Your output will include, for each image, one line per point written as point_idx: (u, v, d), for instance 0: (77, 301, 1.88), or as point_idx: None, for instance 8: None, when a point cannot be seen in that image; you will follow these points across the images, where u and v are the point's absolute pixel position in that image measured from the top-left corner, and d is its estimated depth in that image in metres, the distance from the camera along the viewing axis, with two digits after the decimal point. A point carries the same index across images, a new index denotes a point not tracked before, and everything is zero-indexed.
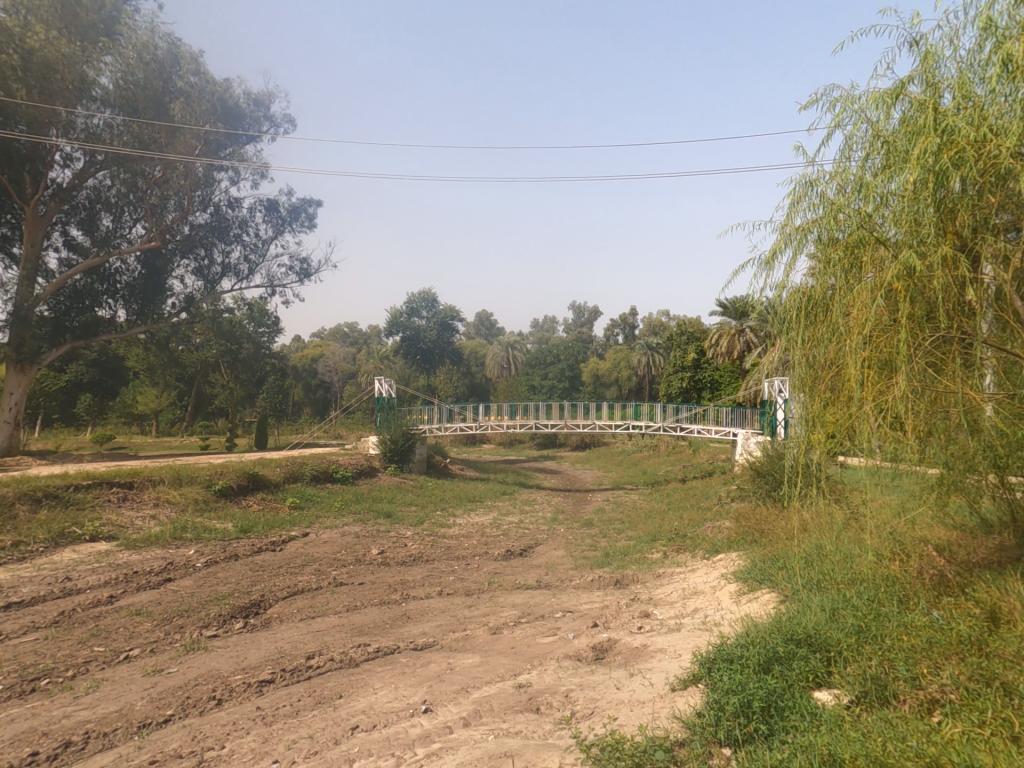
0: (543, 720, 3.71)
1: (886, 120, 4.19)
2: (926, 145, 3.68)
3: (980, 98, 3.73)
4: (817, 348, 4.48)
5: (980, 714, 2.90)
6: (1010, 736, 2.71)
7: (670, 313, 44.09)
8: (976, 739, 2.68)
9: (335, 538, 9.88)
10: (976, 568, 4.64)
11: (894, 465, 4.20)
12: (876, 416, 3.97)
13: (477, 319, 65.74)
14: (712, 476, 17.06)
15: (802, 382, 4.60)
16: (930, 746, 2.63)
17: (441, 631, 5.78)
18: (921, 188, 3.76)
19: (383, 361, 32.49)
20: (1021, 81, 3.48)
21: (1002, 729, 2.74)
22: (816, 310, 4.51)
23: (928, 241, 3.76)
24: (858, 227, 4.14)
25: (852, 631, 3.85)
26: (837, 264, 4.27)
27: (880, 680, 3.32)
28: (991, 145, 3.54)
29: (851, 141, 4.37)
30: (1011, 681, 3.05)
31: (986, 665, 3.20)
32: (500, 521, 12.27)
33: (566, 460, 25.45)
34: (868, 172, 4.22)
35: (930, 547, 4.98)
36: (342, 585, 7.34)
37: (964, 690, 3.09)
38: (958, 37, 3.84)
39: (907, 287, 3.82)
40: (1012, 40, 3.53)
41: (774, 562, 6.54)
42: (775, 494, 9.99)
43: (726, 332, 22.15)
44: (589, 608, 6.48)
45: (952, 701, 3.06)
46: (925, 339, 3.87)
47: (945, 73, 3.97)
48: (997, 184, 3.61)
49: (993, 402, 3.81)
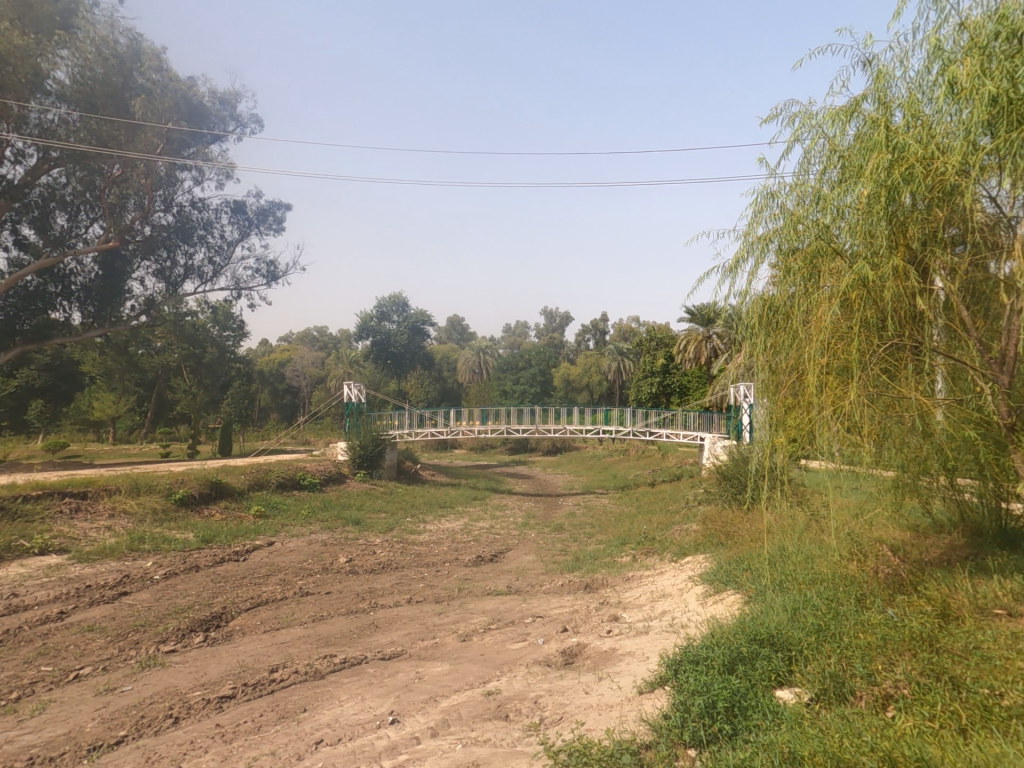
0: (511, 727, 3.71)
1: (842, 136, 4.36)
2: (879, 161, 3.85)
3: (928, 117, 3.92)
4: (778, 354, 4.63)
5: (930, 707, 3.02)
6: (958, 728, 2.83)
7: (640, 320, 44.83)
8: (926, 733, 2.80)
9: (301, 546, 9.66)
10: (928, 566, 4.83)
11: (852, 468, 4.35)
12: (835, 419, 4.12)
13: (449, 323, 65.67)
14: (680, 480, 17.36)
15: (764, 387, 4.74)
16: (883, 741, 2.72)
17: (409, 640, 5.72)
18: (874, 201, 3.92)
19: (354, 366, 32.09)
20: (965, 103, 3.67)
21: (950, 722, 2.87)
22: (777, 317, 4.65)
23: (881, 252, 3.93)
24: (816, 238, 4.30)
25: (812, 630, 3.97)
26: (797, 273, 4.41)
27: (838, 676, 3.43)
28: (938, 162, 3.73)
29: (809, 155, 4.54)
30: (958, 675, 3.19)
31: (935, 660, 3.35)
32: (471, 527, 12.21)
33: (537, 464, 25.54)
34: (825, 185, 4.38)
35: (884, 547, 5.17)
36: (308, 595, 7.19)
37: (916, 685, 3.21)
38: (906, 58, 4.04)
39: (861, 296, 3.99)
40: (957, 63, 3.73)
41: (739, 563, 6.67)
42: (740, 497, 10.23)
43: (694, 338, 22.64)
44: (559, 613, 6.51)
45: (904, 696, 3.17)
46: (880, 346, 4.04)
47: (896, 93, 4.16)
48: (944, 199, 3.80)
49: (943, 406, 4.03)
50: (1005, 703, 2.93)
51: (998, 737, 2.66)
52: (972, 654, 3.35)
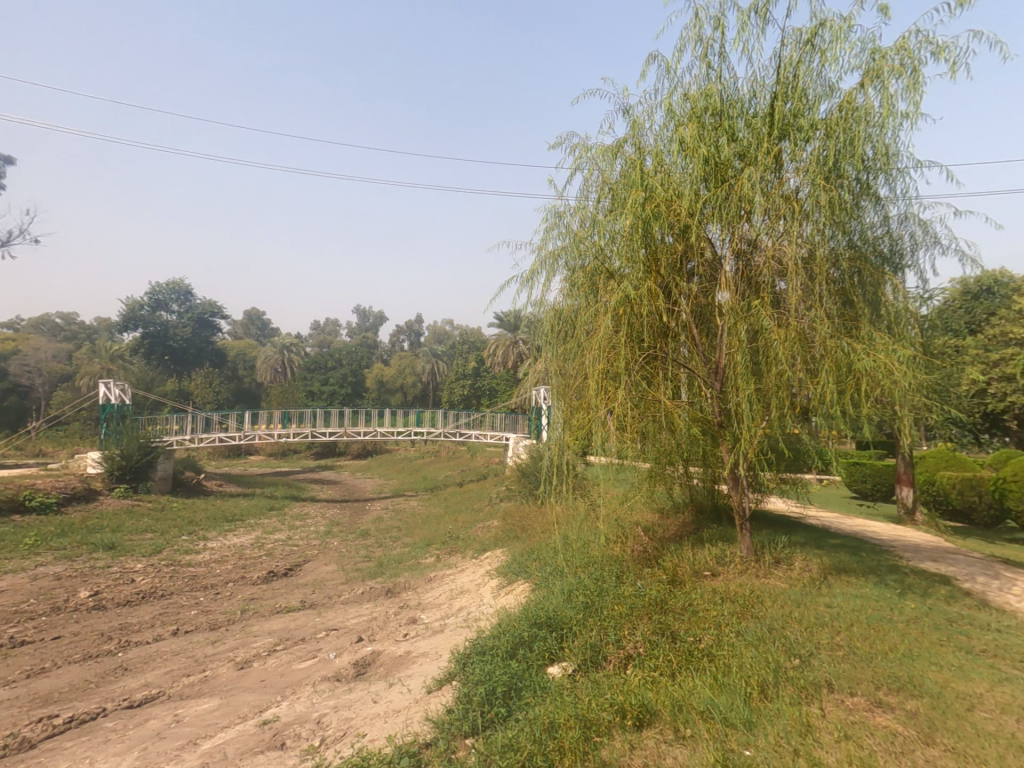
0: (286, 757, 3.42)
1: (610, 170, 4.98)
2: (638, 198, 4.50)
3: (669, 165, 4.68)
4: (567, 361, 5.09)
5: (656, 660, 3.60)
6: (673, 675, 3.44)
7: (453, 323, 45.82)
8: (653, 684, 3.32)
9: (23, 585, 7.74)
10: (669, 542, 5.82)
11: (622, 462, 4.97)
12: (609, 421, 4.66)
13: (245, 316, 59.20)
14: (487, 478, 18.11)
15: (558, 390, 5.17)
16: (620, 697, 3.19)
17: (170, 679, 4.95)
18: (634, 232, 4.57)
19: (117, 361, 26.96)
20: (694, 158, 4.51)
21: (665, 671, 3.47)
22: (566, 327, 5.12)
23: (639, 277, 4.61)
24: (594, 259, 4.84)
25: (581, 607, 4.41)
26: (580, 289, 4.93)
27: (597, 646, 3.87)
28: (677, 204, 4.50)
29: (587, 184, 5.09)
30: (677, 630, 3.87)
31: (664, 620, 4.01)
32: (262, 541, 11.11)
33: (345, 469, 24.41)
34: (599, 212, 4.96)
35: (642, 529, 6.04)
36: (28, 645, 5.78)
37: (648, 643, 3.80)
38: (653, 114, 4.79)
39: (627, 313, 4.61)
40: (686, 125, 4.57)
41: (530, 554, 7.17)
42: (537, 491, 11.02)
43: (502, 343, 23.84)
44: (355, 623, 6.26)
45: (640, 655, 3.71)
46: (641, 357, 4.70)
47: (648, 141, 4.90)
48: (683, 234, 4.61)
49: (687, 407, 4.84)
50: (707, 649, 3.67)
51: (694, 676, 3.37)
52: (688, 612, 4.14)
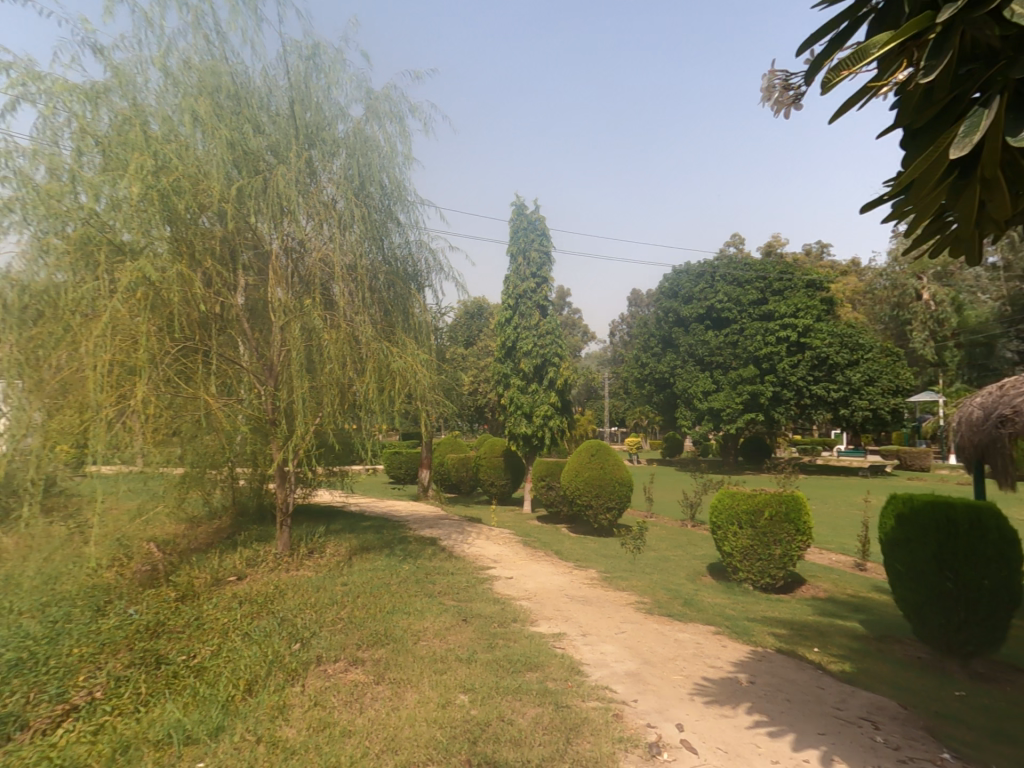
0: None
1: (94, 121, 5.15)
2: (144, 165, 4.87)
3: (178, 133, 5.30)
4: (48, 357, 4.97)
5: (113, 702, 3.37)
6: (131, 707, 3.33)
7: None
8: (135, 702, 3.37)
9: None
10: (183, 559, 6.07)
11: (134, 470, 5.02)
12: (117, 423, 4.69)
13: None
14: None
15: (48, 405, 4.88)
16: (89, 725, 3.13)
17: None
18: (144, 202, 4.88)
19: None
20: (196, 130, 5.30)
21: (122, 707, 3.31)
22: (72, 305, 4.89)
23: (162, 256, 4.99)
24: (86, 224, 4.88)
25: (8, 666, 3.70)
26: (71, 257, 4.90)
27: (13, 715, 3.25)
28: (187, 179, 5.12)
29: (51, 128, 5.14)
30: (161, 655, 3.86)
31: (145, 650, 3.91)
32: None
33: None
34: (84, 164, 5.04)
35: (149, 544, 6.16)
36: None
37: (109, 684, 3.53)
38: (145, 69, 5.39)
39: (145, 295, 4.84)
40: (189, 102, 5.35)
41: None
42: None
43: None
44: None
45: (89, 702, 3.38)
46: (171, 349, 5.04)
47: (143, 102, 5.37)
48: (195, 211, 5.26)
49: (228, 410, 5.29)
50: (228, 651, 3.97)
51: (166, 700, 3.35)
52: (187, 632, 4.26)
